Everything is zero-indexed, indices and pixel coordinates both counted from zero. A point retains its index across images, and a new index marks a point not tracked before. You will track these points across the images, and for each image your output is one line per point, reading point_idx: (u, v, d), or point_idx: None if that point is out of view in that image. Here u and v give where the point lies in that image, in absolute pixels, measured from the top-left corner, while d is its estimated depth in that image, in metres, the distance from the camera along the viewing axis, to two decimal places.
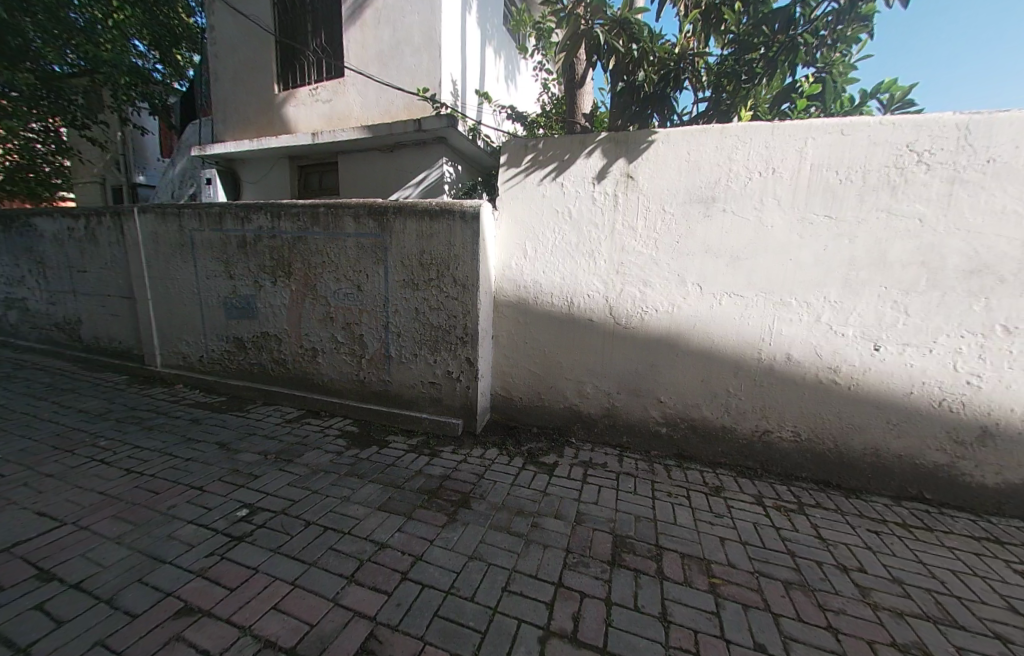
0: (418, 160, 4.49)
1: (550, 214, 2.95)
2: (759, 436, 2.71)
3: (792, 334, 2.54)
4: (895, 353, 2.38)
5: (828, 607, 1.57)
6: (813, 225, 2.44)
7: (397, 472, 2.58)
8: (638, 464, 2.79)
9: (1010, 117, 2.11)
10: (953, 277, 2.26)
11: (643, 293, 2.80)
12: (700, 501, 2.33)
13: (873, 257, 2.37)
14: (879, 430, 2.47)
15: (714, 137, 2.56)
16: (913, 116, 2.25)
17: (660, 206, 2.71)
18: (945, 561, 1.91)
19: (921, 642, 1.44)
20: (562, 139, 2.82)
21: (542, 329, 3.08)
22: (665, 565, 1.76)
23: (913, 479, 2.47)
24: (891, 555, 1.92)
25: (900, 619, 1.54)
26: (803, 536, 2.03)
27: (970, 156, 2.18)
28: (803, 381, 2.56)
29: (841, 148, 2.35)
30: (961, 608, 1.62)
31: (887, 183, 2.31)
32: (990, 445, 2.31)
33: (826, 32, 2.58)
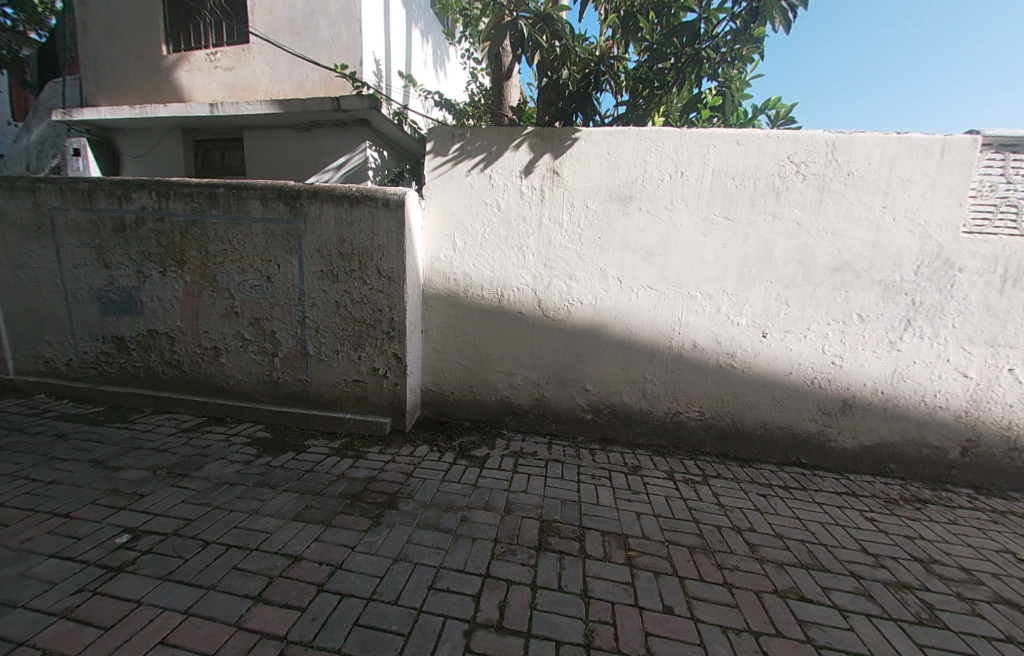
0: (337, 141, 4.17)
1: (478, 206, 2.91)
2: (671, 417, 2.96)
3: (697, 324, 2.80)
4: (779, 339, 2.73)
5: (725, 565, 1.76)
6: (715, 225, 2.70)
7: (316, 478, 2.40)
8: (565, 450, 2.89)
9: (862, 138, 2.51)
10: (822, 273, 2.64)
11: (569, 286, 2.90)
12: (620, 481, 2.48)
13: (762, 255, 2.68)
14: (768, 406, 2.82)
15: (631, 138, 2.71)
16: (792, 132, 2.58)
17: (584, 202, 2.81)
18: (816, 515, 2.25)
19: (795, 586, 1.67)
20: (489, 130, 2.80)
21: (471, 322, 3.05)
22: (588, 544, 1.85)
23: (794, 446, 2.86)
24: (774, 515, 2.21)
25: (781, 568, 1.77)
26: (706, 504, 2.26)
27: (835, 169, 2.55)
28: (707, 365, 2.83)
29: (737, 157, 2.62)
30: (826, 553, 1.91)
31: (773, 190, 2.62)
32: (849, 414, 2.76)
33: (725, 49, 2.85)
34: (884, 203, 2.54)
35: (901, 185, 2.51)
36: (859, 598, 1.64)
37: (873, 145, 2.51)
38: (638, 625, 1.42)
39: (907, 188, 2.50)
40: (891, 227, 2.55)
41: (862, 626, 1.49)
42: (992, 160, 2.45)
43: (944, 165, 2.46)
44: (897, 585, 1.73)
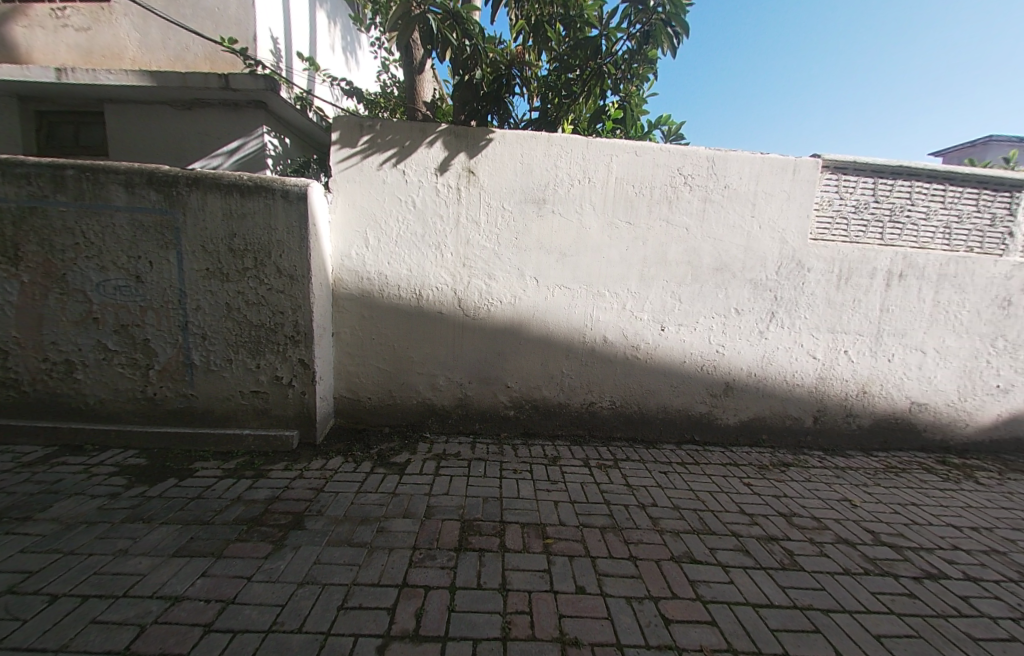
0: (227, 123, 3.70)
1: (392, 202, 2.80)
2: (587, 408, 3.14)
3: (606, 320, 3.01)
4: (675, 332, 3.05)
5: (631, 541, 1.92)
6: (619, 228, 2.92)
7: (206, 505, 2.11)
8: (488, 448, 2.91)
9: (735, 156, 2.91)
10: (707, 273, 3.00)
11: (488, 285, 2.92)
12: (540, 473, 2.57)
13: (660, 257, 2.97)
14: (667, 392, 3.14)
15: (542, 143, 2.81)
16: (680, 147, 2.89)
17: (500, 203, 2.85)
18: (707, 485, 2.55)
19: (689, 550, 1.88)
20: (400, 125, 2.71)
21: (388, 323, 2.92)
22: (508, 538, 1.88)
23: (689, 426, 3.21)
24: (674, 490, 2.46)
25: (677, 537, 1.98)
26: (617, 486, 2.44)
27: (715, 182, 2.91)
28: (616, 357, 3.06)
29: (636, 167, 2.87)
30: (714, 518, 2.18)
31: (666, 199, 2.91)
32: (732, 395, 3.17)
33: (624, 67, 3.09)
34: (752, 213, 2.96)
35: (765, 197, 2.95)
36: (738, 553, 1.89)
37: (744, 162, 2.92)
38: (553, 609, 1.48)
39: (768, 201, 2.95)
40: (758, 234, 2.98)
41: (740, 578, 1.72)
42: (829, 180, 2.99)
43: (796, 182, 2.95)
44: (767, 538, 2.04)
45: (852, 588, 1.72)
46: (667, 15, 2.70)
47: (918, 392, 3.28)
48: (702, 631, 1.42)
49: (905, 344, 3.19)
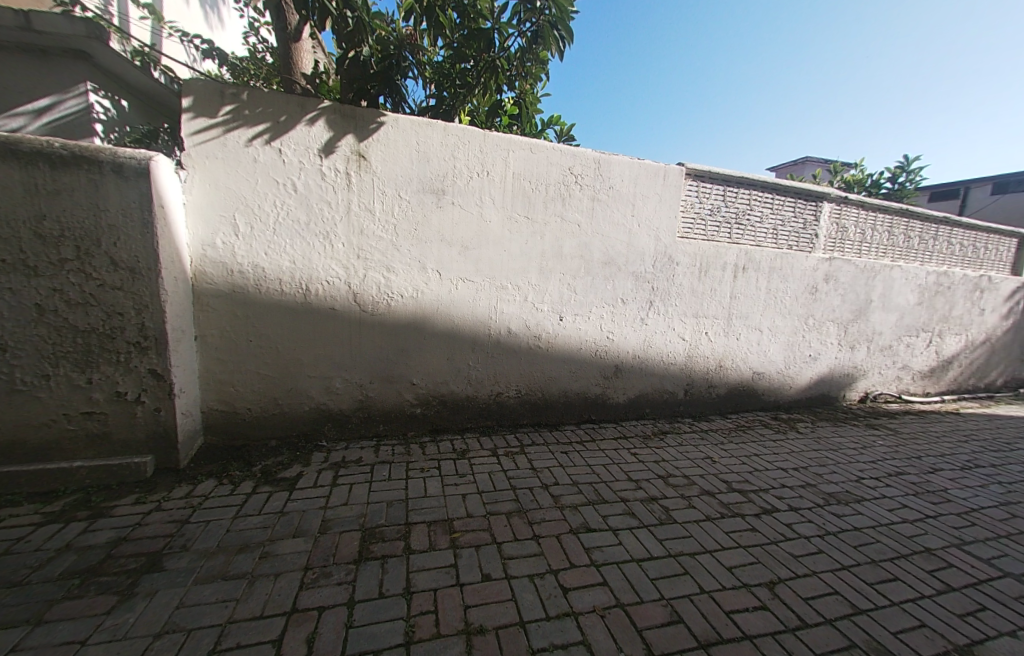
0: (27, 73, 2.86)
1: (267, 185, 2.47)
2: (494, 399, 3.19)
3: (510, 312, 3.08)
4: (571, 321, 3.26)
5: (535, 521, 2.01)
6: (518, 222, 3.00)
7: (15, 563, 1.65)
8: (393, 449, 2.79)
9: (617, 159, 3.19)
10: (598, 266, 3.26)
11: (386, 278, 2.77)
12: (448, 468, 2.55)
13: (556, 251, 3.13)
14: (567, 377, 3.35)
15: (438, 132, 2.74)
16: (571, 147, 3.07)
17: (395, 191, 2.71)
18: (603, 459, 2.80)
19: (586, 521, 2.04)
20: (274, 97, 2.40)
21: (270, 322, 2.59)
22: (413, 539, 1.83)
23: (587, 407, 3.48)
24: (574, 467, 2.64)
25: (577, 510, 2.13)
26: (523, 471, 2.54)
27: (601, 182, 3.16)
28: (519, 348, 3.16)
29: (531, 163, 2.97)
30: (608, 488, 2.40)
31: (560, 196, 3.07)
32: (621, 376, 3.52)
33: (517, 64, 3.16)
34: (633, 212, 3.29)
35: (642, 199, 3.29)
36: (627, 517, 2.11)
37: (625, 166, 3.21)
38: (458, 602, 1.48)
39: (645, 203, 3.31)
40: (638, 231, 3.33)
41: (628, 538, 1.92)
42: (691, 186, 3.46)
43: (667, 186, 3.35)
44: (650, 499, 2.31)
45: (713, 531, 2.04)
46: (553, 19, 2.82)
47: (758, 363, 4.02)
48: (595, 592, 1.56)
49: (748, 325, 3.87)
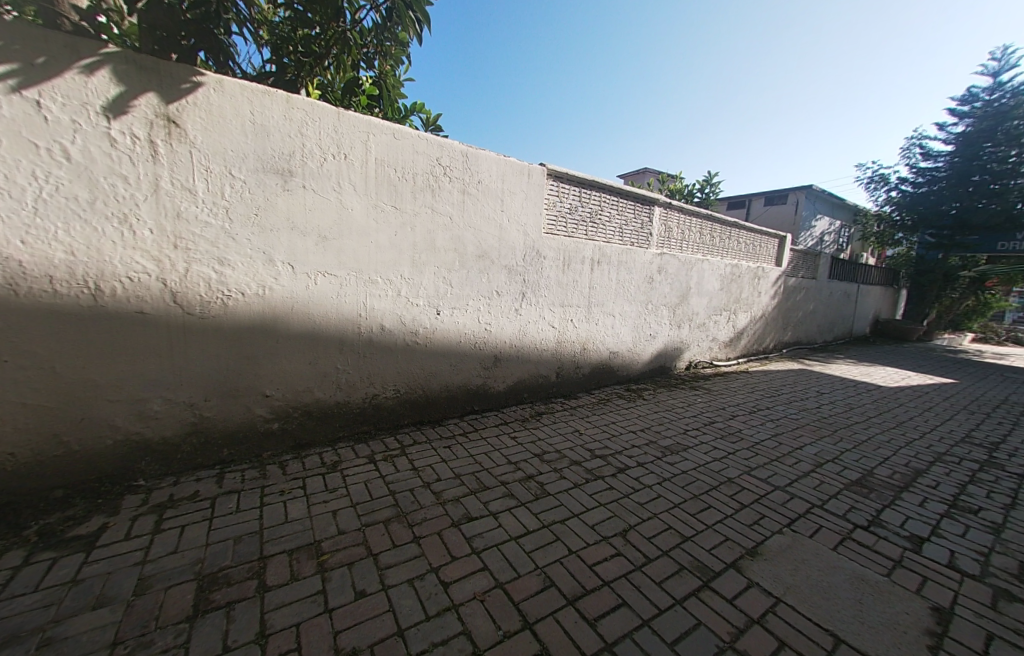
0: None
1: (17, 146, 1.81)
2: (368, 402, 2.97)
3: (381, 308, 2.89)
4: (448, 315, 3.23)
5: (414, 522, 1.94)
6: (384, 212, 2.82)
7: None
8: (244, 474, 2.37)
9: (484, 154, 3.24)
10: (472, 259, 3.29)
11: (220, 273, 2.31)
12: (316, 485, 2.28)
13: (428, 243, 3.04)
14: (447, 372, 3.31)
15: (279, 103, 2.37)
16: (437, 138, 3.00)
17: (226, 169, 2.27)
18: (484, 448, 2.86)
19: (467, 511, 2.05)
20: (21, 27, 1.77)
21: (41, 333, 1.90)
22: (269, 574, 1.59)
23: (469, 399, 3.51)
24: (456, 460, 2.64)
25: (457, 503, 2.13)
26: (402, 473, 2.43)
27: (470, 176, 3.18)
28: (394, 345, 3.00)
29: (394, 149, 2.81)
30: (489, 475, 2.46)
31: (428, 186, 2.99)
32: (500, 366, 3.64)
33: (373, 42, 2.94)
34: (502, 207, 3.40)
35: (510, 195, 3.42)
36: (506, 499, 2.19)
37: (491, 161, 3.29)
38: (326, 630, 1.34)
39: (513, 199, 3.45)
40: (507, 226, 3.45)
41: (506, 519, 2.01)
42: (552, 185, 3.74)
43: (531, 184, 3.54)
44: (528, 478, 2.45)
45: (580, 496, 2.27)
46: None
47: (614, 344, 4.61)
48: (475, 580, 1.59)
49: (605, 311, 4.40)
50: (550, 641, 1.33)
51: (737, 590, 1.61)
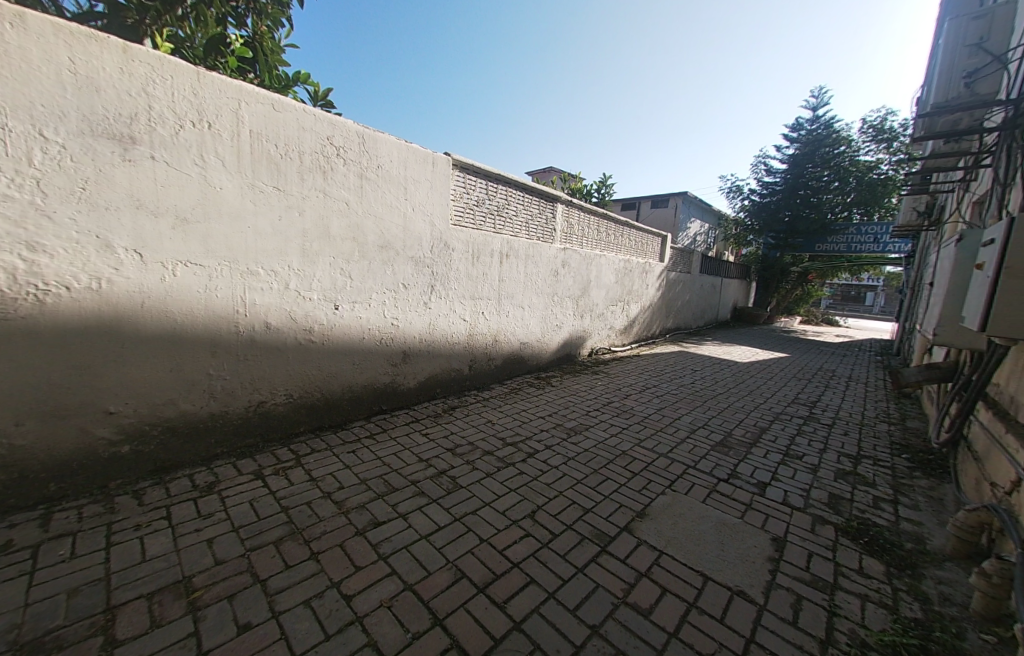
0: None
1: None
2: (254, 410, 2.62)
3: (265, 303, 2.56)
4: (349, 309, 2.99)
5: (311, 537, 1.78)
6: (264, 194, 2.48)
7: None
8: (82, 512, 1.92)
9: (383, 137, 3.04)
10: (373, 250, 3.08)
11: (32, 261, 1.81)
12: (185, 512, 1.95)
13: (320, 231, 2.77)
14: (349, 371, 3.07)
15: (112, 52, 1.92)
16: (327, 114, 2.73)
17: (34, 127, 1.78)
18: (392, 448, 2.72)
19: (372, 517, 1.94)
20: None
21: None
22: (120, 627, 1.31)
23: (375, 399, 3.31)
24: (360, 464, 2.47)
25: (361, 509, 2.00)
26: (296, 486, 2.20)
27: (368, 159, 2.97)
28: (284, 344, 2.68)
29: (274, 123, 2.48)
30: (396, 475, 2.36)
31: (318, 168, 2.71)
32: (408, 362, 3.49)
33: None
34: (405, 195, 3.24)
35: (413, 183, 3.28)
36: (415, 498, 2.13)
37: (391, 146, 3.10)
38: None
39: (417, 187, 3.31)
40: (412, 216, 3.31)
41: (415, 518, 1.95)
42: (458, 176, 3.67)
43: (436, 174, 3.43)
44: (438, 473, 2.40)
45: (491, 484, 2.30)
46: None
47: (523, 335, 4.75)
48: (381, 586, 1.51)
49: (514, 303, 4.50)
50: (460, 633, 1.33)
51: (629, 550, 1.79)
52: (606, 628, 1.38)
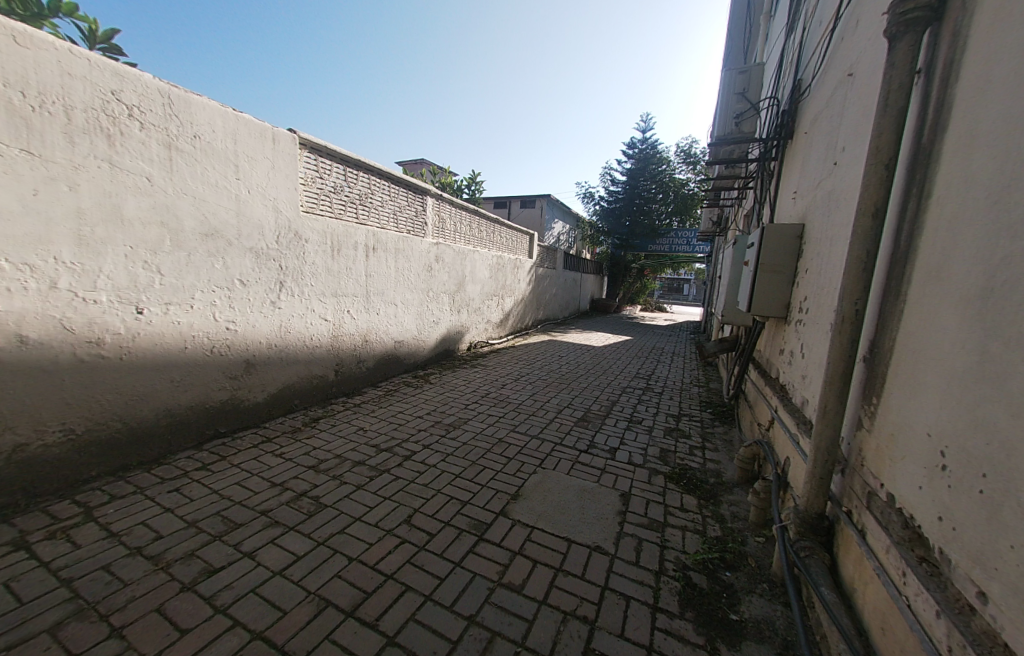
0: None
1: None
2: (7, 458, 1.89)
3: (17, 308, 1.86)
4: (161, 313, 2.39)
5: (112, 611, 1.38)
6: (4, 158, 1.79)
7: None
8: None
9: (200, 100, 2.48)
10: (193, 239, 2.51)
11: None
12: None
13: (108, 212, 2.13)
14: (167, 390, 2.46)
15: None
16: (110, 62, 2.10)
17: None
18: (234, 477, 2.29)
19: (206, 565, 1.60)
20: None
21: None
22: None
23: (209, 420, 2.73)
24: (188, 504, 2.01)
25: (190, 558, 1.64)
26: (87, 548, 1.68)
27: (179, 127, 2.39)
28: (56, 363, 1.99)
29: (18, 62, 1.80)
30: (240, 508, 1.99)
31: (99, 130, 2.07)
32: (254, 372, 2.97)
33: None
34: (237, 174, 2.72)
35: (247, 160, 2.77)
36: (265, 530, 1.83)
37: (213, 112, 2.56)
38: None
39: (252, 165, 2.81)
40: (248, 199, 2.80)
41: (267, 554, 1.68)
42: (308, 158, 3.24)
43: (277, 152, 2.96)
44: (296, 496, 2.11)
45: (361, 497, 2.12)
46: None
47: (397, 332, 4.51)
48: (220, 646, 1.26)
49: (384, 300, 4.23)
50: None
51: (503, 533, 1.87)
52: (482, 615, 1.42)
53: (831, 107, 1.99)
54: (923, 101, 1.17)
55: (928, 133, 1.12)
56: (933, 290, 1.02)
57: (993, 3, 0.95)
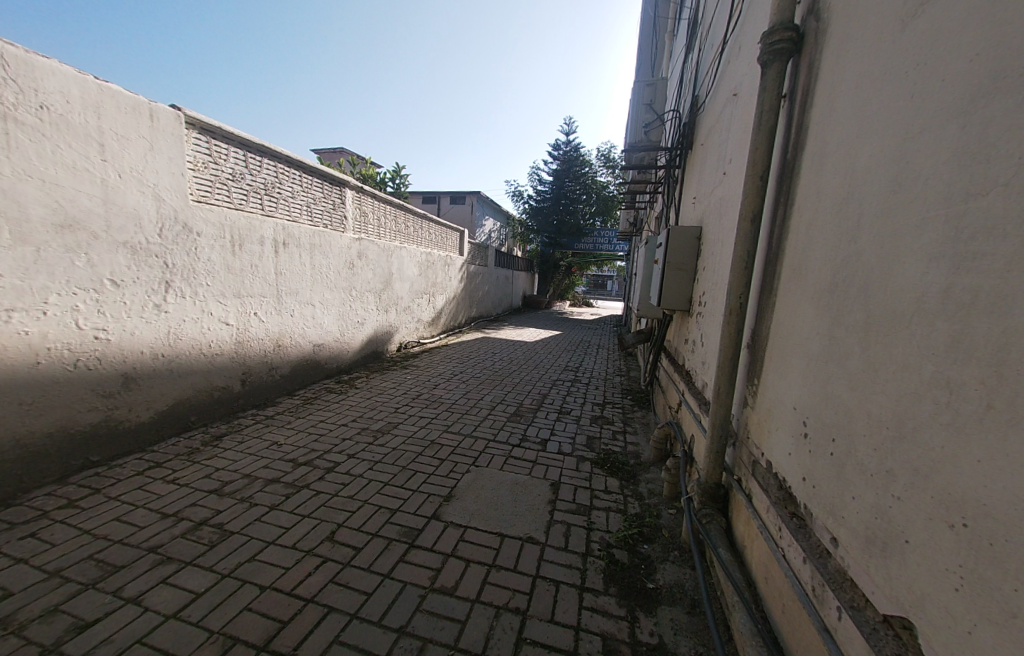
0: None
1: None
2: None
3: None
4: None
5: None
6: None
7: None
8: None
9: (48, 63, 2.05)
10: (43, 231, 2.07)
11: None
12: None
13: None
14: (13, 417, 2.00)
15: None
16: None
17: None
18: (112, 512, 1.95)
19: (76, 621, 1.35)
20: None
21: None
22: None
23: (76, 448, 2.28)
24: (47, 551, 1.67)
25: (53, 616, 1.36)
26: None
27: (19, 94, 1.96)
28: None
29: None
30: (121, 548, 1.70)
31: None
32: (135, 387, 2.54)
33: None
34: (103, 156, 2.30)
35: (117, 140, 2.36)
36: (155, 569, 1.58)
37: (68, 80, 2.13)
38: None
39: (125, 146, 2.39)
40: (119, 185, 2.39)
41: (158, 596, 1.46)
42: (198, 140, 2.84)
43: (155, 132, 2.55)
44: (195, 526, 1.86)
45: (276, 518, 1.93)
46: None
47: (316, 335, 4.17)
48: None
49: (299, 300, 3.88)
50: None
51: (435, 537, 1.83)
52: (413, 624, 1.38)
53: (721, 122, 2.24)
54: (788, 122, 1.36)
55: (791, 151, 1.32)
56: (796, 286, 1.20)
57: (834, 46, 1.14)
